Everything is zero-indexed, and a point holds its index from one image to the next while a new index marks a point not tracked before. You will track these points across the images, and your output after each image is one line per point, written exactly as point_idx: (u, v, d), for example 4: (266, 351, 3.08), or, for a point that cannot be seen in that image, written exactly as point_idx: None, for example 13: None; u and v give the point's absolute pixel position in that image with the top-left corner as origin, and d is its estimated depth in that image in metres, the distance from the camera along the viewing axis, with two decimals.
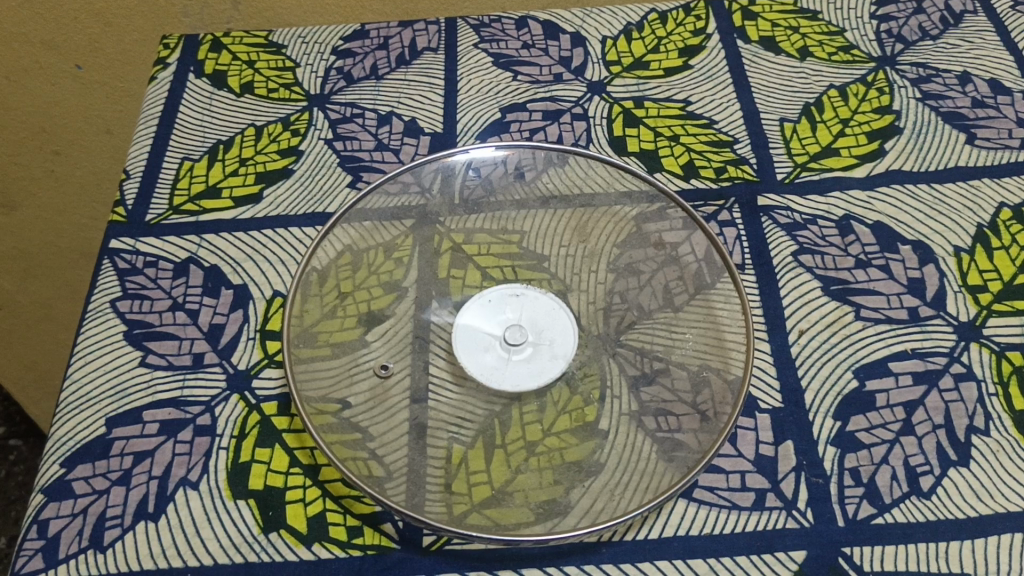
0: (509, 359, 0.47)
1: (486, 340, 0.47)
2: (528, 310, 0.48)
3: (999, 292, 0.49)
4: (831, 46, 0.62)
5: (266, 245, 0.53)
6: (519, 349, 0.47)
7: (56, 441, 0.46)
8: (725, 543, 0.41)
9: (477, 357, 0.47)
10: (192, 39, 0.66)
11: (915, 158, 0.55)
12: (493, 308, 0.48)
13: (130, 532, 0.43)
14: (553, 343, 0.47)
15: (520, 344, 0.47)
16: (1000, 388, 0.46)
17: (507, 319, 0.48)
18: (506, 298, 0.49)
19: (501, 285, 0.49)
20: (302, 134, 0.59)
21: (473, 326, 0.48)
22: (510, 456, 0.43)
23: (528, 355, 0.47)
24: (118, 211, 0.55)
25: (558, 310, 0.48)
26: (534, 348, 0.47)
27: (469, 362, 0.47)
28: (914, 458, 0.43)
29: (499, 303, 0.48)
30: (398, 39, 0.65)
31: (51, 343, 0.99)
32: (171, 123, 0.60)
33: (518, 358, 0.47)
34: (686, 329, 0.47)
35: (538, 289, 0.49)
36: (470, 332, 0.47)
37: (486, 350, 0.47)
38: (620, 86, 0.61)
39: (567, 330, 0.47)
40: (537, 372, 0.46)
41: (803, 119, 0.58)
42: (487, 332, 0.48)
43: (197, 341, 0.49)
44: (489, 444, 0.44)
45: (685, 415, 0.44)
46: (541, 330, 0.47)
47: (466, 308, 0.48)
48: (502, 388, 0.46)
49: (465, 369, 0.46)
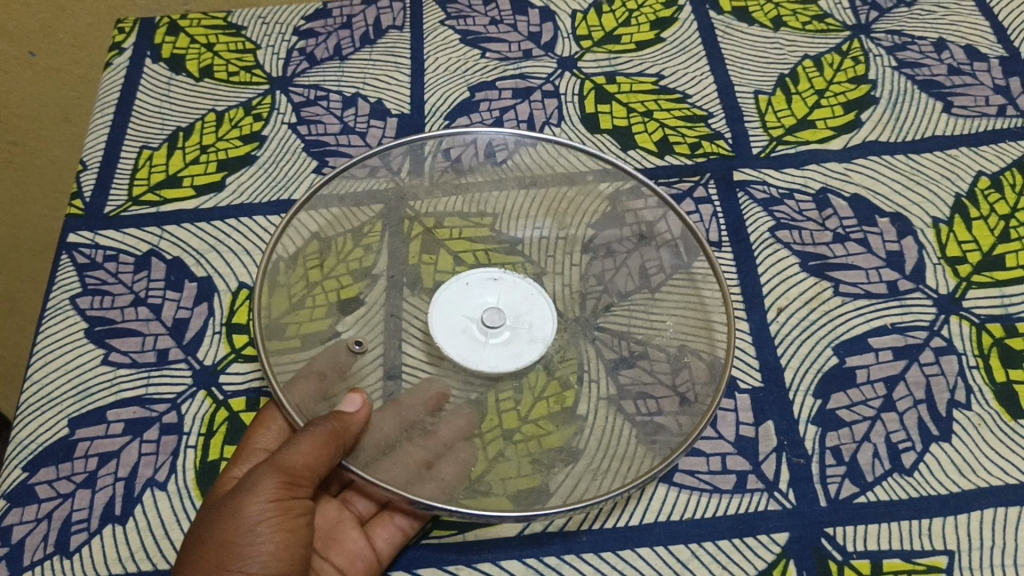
0: (487, 343, 0.46)
1: (464, 322, 0.47)
2: (506, 294, 0.48)
3: (979, 263, 0.48)
4: (804, 15, 0.61)
5: (231, 234, 0.51)
6: (497, 332, 0.46)
7: (17, 444, 0.44)
8: (706, 528, 0.41)
9: (455, 340, 0.46)
10: (147, 23, 0.64)
11: (893, 129, 0.54)
12: (471, 291, 0.48)
13: (97, 536, 0.41)
14: (532, 327, 0.46)
15: (499, 327, 0.46)
16: (981, 360, 0.45)
17: (486, 304, 0.47)
18: (485, 282, 0.48)
19: (477, 268, 0.48)
20: (264, 119, 0.57)
21: (449, 308, 0.47)
22: (487, 444, 0.42)
23: (505, 339, 0.46)
24: (76, 204, 0.54)
25: (537, 295, 0.48)
26: (512, 331, 0.46)
27: (446, 346, 0.46)
28: (896, 435, 0.43)
29: (478, 287, 0.48)
30: (362, 18, 0.63)
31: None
32: (129, 111, 0.59)
33: (496, 341, 0.46)
34: (666, 315, 0.46)
35: (516, 274, 0.48)
36: (445, 313, 0.47)
37: (463, 332, 0.46)
38: (591, 61, 0.59)
39: (547, 314, 0.47)
40: (514, 359, 0.45)
41: (778, 91, 0.57)
42: (464, 314, 0.47)
43: (161, 337, 0.47)
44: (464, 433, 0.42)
45: (665, 398, 0.43)
46: (520, 315, 0.47)
47: (442, 289, 0.48)
48: (479, 368, 0.45)
49: (442, 352, 0.46)
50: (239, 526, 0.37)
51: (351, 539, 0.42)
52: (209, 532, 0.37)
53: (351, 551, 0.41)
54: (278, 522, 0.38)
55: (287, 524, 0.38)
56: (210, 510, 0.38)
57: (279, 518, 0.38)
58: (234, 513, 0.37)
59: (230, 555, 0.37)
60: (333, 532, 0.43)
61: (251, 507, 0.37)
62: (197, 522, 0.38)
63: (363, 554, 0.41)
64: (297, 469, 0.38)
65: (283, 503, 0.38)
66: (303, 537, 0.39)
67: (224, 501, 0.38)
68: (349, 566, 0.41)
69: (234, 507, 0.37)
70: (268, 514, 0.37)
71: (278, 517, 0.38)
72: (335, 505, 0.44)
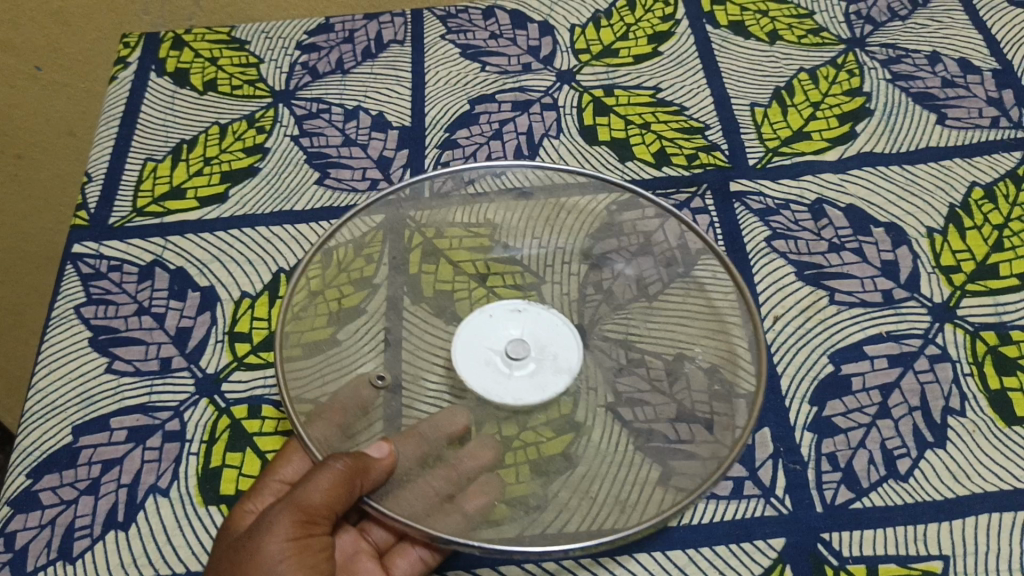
0: (512, 374, 0.45)
1: (487, 353, 0.46)
2: (530, 324, 0.47)
3: (972, 272, 0.49)
4: (800, 30, 0.62)
5: (234, 245, 0.52)
6: (522, 363, 0.45)
7: (21, 452, 0.45)
8: (703, 534, 0.41)
9: (480, 371, 0.45)
10: (153, 37, 0.65)
11: (887, 140, 0.55)
12: (495, 324, 0.47)
13: (100, 542, 0.42)
14: (557, 357, 0.45)
15: (524, 359, 0.45)
16: (975, 367, 0.45)
17: (511, 335, 0.46)
18: (509, 314, 0.47)
19: (502, 300, 0.48)
20: (267, 131, 0.58)
21: (472, 339, 0.46)
22: (485, 451, 0.43)
23: (531, 369, 0.45)
24: (80, 215, 0.54)
25: (563, 325, 0.47)
26: (537, 362, 0.45)
27: (469, 373, 0.45)
28: (891, 441, 0.43)
29: (502, 319, 0.47)
30: (364, 33, 0.64)
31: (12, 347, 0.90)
32: (134, 124, 0.59)
33: (520, 373, 0.45)
34: (688, 333, 0.46)
35: (539, 304, 0.47)
36: (467, 343, 0.46)
37: (487, 363, 0.45)
38: (589, 74, 0.60)
39: (573, 344, 0.46)
40: (539, 387, 0.44)
41: (774, 103, 0.57)
42: (488, 346, 0.46)
43: (165, 346, 0.48)
44: (462, 448, 0.43)
45: (663, 406, 0.43)
46: (545, 345, 0.46)
47: (466, 320, 0.47)
48: (503, 401, 0.44)
49: (465, 380, 0.45)
50: (258, 566, 0.37)
51: (370, 573, 0.43)
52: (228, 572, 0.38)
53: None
54: (297, 561, 0.38)
55: (308, 562, 0.38)
56: (228, 549, 0.39)
57: (299, 554, 0.38)
58: (252, 553, 0.38)
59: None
60: (350, 564, 0.43)
61: (270, 545, 0.38)
62: (215, 561, 0.39)
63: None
64: (313, 509, 0.38)
65: (301, 542, 0.39)
66: (326, 572, 0.39)
67: (242, 541, 0.39)
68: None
69: (252, 545, 0.38)
70: (286, 553, 0.38)
71: (297, 555, 0.38)
72: (353, 535, 0.44)
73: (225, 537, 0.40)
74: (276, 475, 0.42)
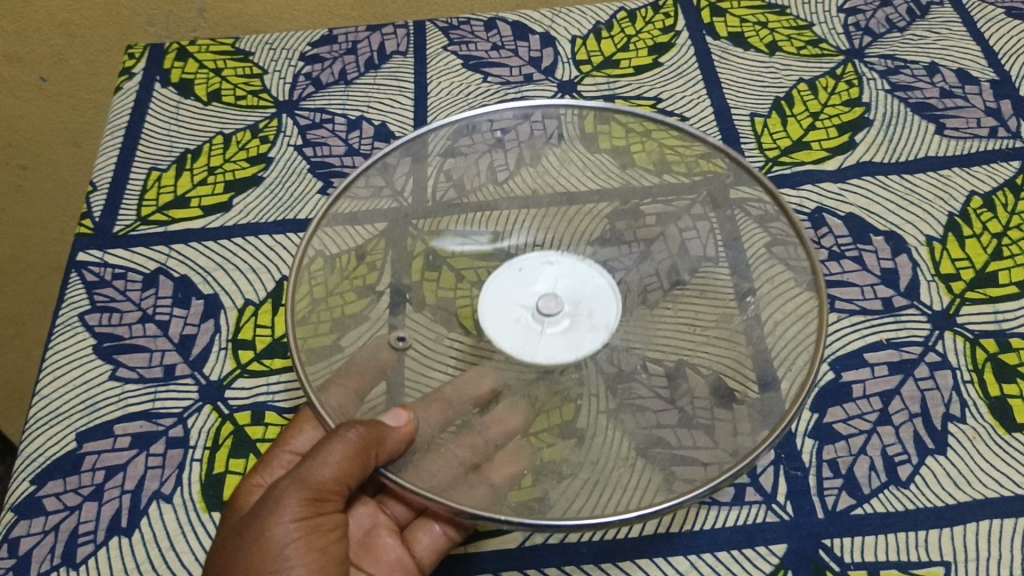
0: (544, 331, 0.49)
1: (519, 311, 0.50)
2: (564, 277, 0.51)
3: (972, 280, 0.49)
4: (799, 41, 0.63)
5: (237, 253, 0.52)
6: (554, 320, 0.49)
7: (25, 458, 0.45)
8: (705, 540, 0.41)
9: (512, 328, 0.49)
10: (157, 49, 0.66)
11: (886, 150, 0.55)
12: (525, 276, 0.51)
13: (103, 548, 0.42)
14: (591, 314, 0.50)
15: (555, 315, 0.49)
16: (975, 374, 0.46)
17: (541, 290, 0.50)
18: (541, 266, 0.51)
19: (533, 252, 0.52)
20: (270, 141, 0.58)
21: (510, 296, 0.50)
22: (490, 429, 0.43)
23: (564, 326, 0.49)
24: (85, 223, 0.55)
25: (598, 276, 0.51)
26: (574, 318, 0.49)
27: (502, 332, 0.49)
28: (892, 448, 0.43)
29: (531, 272, 0.51)
30: (366, 44, 0.65)
31: (16, 357, 0.90)
32: (138, 133, 0.60)
33: (553, 329, 0.49)
34: (700, 334, 0.46)
35: (572, 255, 0.52)
36: (506, 301, 0.50)
37: (519, 321, 0.49)
38: (591, 85, 0.60)
39: (609, 298, 0.50)
40: (578, 344, 0.48)
41: (774, 113, 0.58)
42: (519, 303, 0.50)
43: (169, 353, 0.48)
44: (472, 422, 0.44)
45: (663, 412, 0.44)
46: (578, 303, 0.50)
47: (498, 273, 0.51)
48: (535, 359, 0.48)
49: (497, 339, 0.48)
50: (267, 549, 0.38)
51: (389, 546, 0.43)
52: (235, 556, 0.38)
53: (390, 561, 0.43)
54: (306, 542, 0.39)
55: (316, 543, 0.39)
56: (236, 527, 0.39)
57: (307, 534, 0.39)
58: (260, 535, 0.38)
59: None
60: (368, 539, 0.44)
61: (277, 526, 0.38)
62: (224, 541, 0.40)
63: (403, 562, 0.42)
64: (322, 485, 0.39)
65: (311, 521, 0.39)
66: (334, 551, 0.40)
67: (249, 522, 0.39)
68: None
69: (260, 525, 0.39)
70: (294, 536, 0.38)
71: (306, 537, 0.39)
72: (371, 510, 0.45)
73: (235, 516, 0.41)
74: (288, 445, 0.43)
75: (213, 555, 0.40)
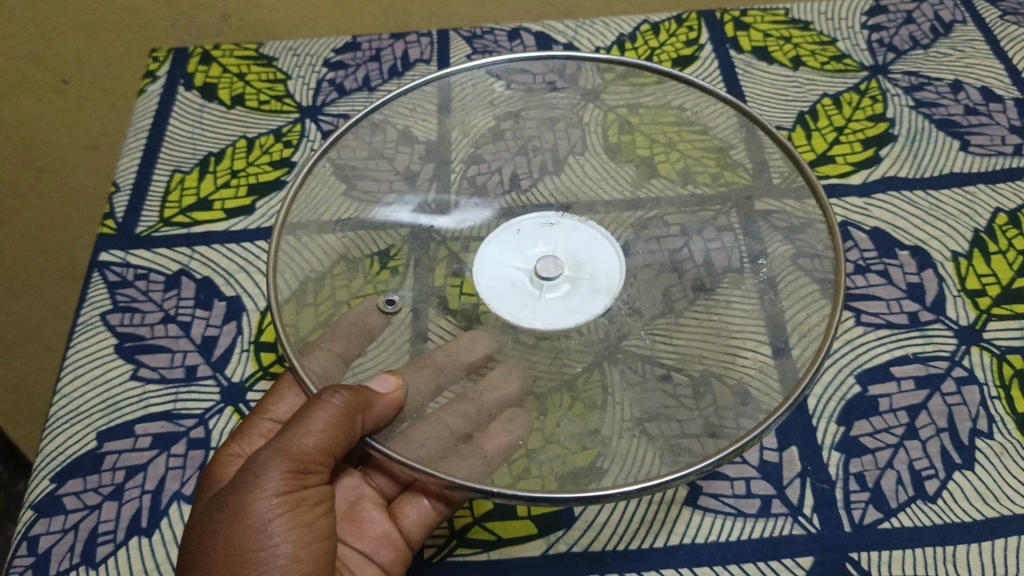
0: (542, 296, 0.49)
1: (518, 277, 0.50)
2: (565, 240, 0.51)
3: (998, 296, 0.49)
4: (823, 56, 0.62)
5: (260, 256, 0.52)
6: (553, 286, 0.49)
7: (46, 456, 0.45)
8: (732, 551, 0.41)
9: (510, 292, 0.49)
10: (181, 53, 0.66)
11: (912, 165, 0.55)
12: (523, 237, 0.51)
13: (123, 547, 0.42)
14: (593, 281, 0.50)
15: (554, 279, 0.49)
16: (1002, 391, 0.45)
17: (538, 253, 0.51)
18: (540, 227, 0.52)
19: (533, 213, 0.52)
20: (294, 146, 0.58)
21: (510, 260, 0.50)
22: (485, 397, 0.43)
23: (562, 293, 0.49)
24: (107, 224, 0.55)
25: (600, 240, 0.51)
26: (574, 283, 0.50)
27: (498, 296, 0.49)
28: (919, 462, 0.43)
29: (529, 233, 0.51)
30: (390, 51, 0.65)
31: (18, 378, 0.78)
32: (162, 136, 0.60)
33: (550, 295, 0.49)
34: (710, 349, 0.44)
35: (574, 219, 0.52)
36: (504, 265, 0.50)
37: (516, 286, 0.49)
38: None
39: (613, 264, 0.50)
40: (578, 309, 0.48)
41: (798, 127, 0.58)
42: (517, 268, 0.50)
43: (190, 354, 0.48)
44: (465, 388, 0.43)
45: (688, 421, 0.41)
46: (579, 269, 0.50)
47: (495, 233, 0.51)
48: (533, 325, 0.48)
49: (495, 304, 0.48)
50: (249, 526, 0.37)
51: (374, 519, 0.43)
52: (214, 535, 0.37)
53: (375, 535, 0.42)
54: (291, 517, 0.37)
55: (302, 518, 0.38)
56: (213, 505, 0.38)
57: (292, 510, 0.38)
58: (241, 511, 0.37)
59: (242, 558, 0.36)
60: (353, 512, 0.43)
61: (259, 501, 0.37)
62: (200, 521, 0.38)
63: (391, 537, 0.42)
64: (306, 455, 0.38)
65: (296, 496, 0.38)
66: (322, 528, 0.39)
67: (227, 497, 0.38)
68: (375, 550, 0.42)
69: (240, 501, 0.37)
70: (278, 511, 0.37)
71: (290, 511, 0.37)
72: (355, 480, 0.45)
73: (214, 487, 0.40)
74: (267, 413, 0.43)
75: (189, 537, 0.38)
